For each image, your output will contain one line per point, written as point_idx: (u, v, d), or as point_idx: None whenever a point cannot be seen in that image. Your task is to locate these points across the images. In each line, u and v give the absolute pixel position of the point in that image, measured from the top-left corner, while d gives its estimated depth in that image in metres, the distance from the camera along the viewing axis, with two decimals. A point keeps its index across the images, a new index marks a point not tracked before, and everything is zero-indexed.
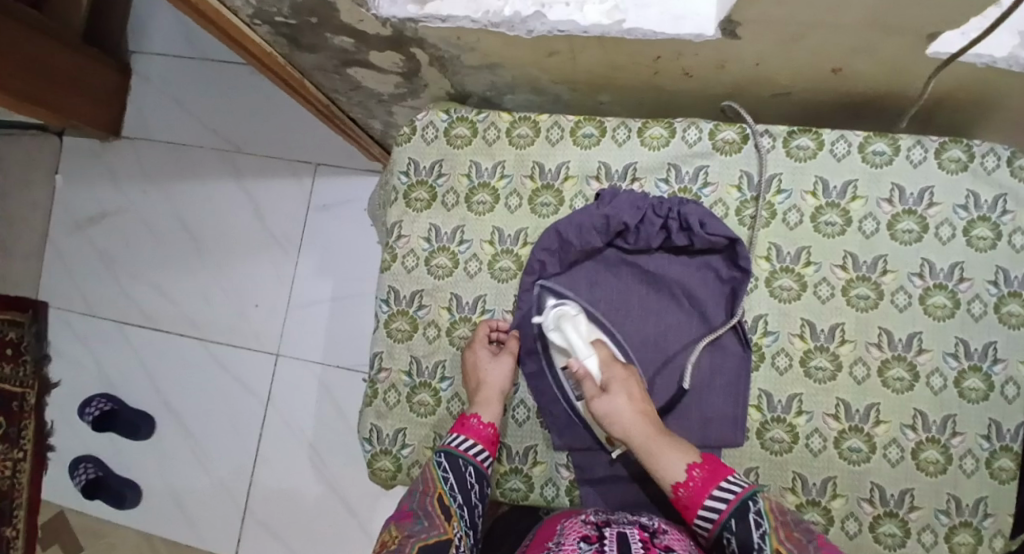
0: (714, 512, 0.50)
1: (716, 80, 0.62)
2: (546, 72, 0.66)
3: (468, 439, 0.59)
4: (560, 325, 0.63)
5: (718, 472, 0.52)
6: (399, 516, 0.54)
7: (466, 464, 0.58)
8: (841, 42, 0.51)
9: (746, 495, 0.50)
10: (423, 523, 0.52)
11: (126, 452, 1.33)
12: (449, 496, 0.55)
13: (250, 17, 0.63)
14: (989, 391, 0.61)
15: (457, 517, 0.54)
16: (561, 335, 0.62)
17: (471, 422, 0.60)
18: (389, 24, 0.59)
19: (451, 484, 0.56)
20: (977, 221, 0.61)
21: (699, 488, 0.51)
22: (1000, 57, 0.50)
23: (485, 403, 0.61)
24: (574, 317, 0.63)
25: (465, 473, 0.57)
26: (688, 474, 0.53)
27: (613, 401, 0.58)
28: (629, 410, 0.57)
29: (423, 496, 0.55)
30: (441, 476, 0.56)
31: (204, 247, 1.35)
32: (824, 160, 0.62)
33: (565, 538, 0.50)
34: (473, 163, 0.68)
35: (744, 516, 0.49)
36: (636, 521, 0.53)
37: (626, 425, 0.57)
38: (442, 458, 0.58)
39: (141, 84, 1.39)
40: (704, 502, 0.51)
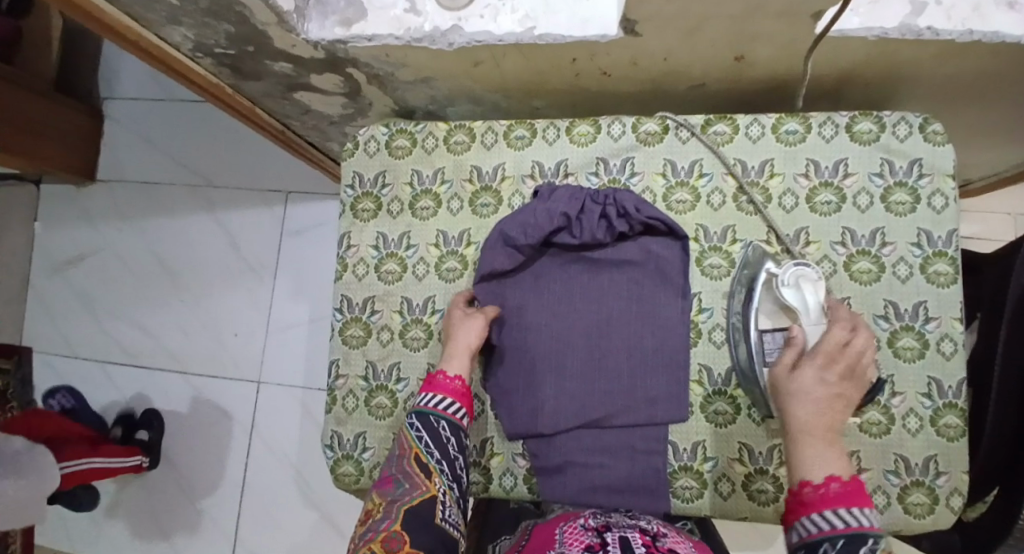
0: (827, 522, 0.44)
1: (633, 76, 0.66)
2: (478, 82, 0.70)
3: (441, 397, 0.59)
4: (797, 283, 0.58)
5: (861, 499, 0.45)
6: (380, 483, 0.54)
7: (439, 421, 0.58)
8: (736, 32, 0.55)
9: (868, 531, 0.43)
10: (404, 486, 0.53)
11: (116, 489, 1.34)
12: (426, 455, 0.55)
13: (192, 51, 0.67)
14: (924, 349, 0.63)
15: (438, 472, 0.54)
16: (796, 291, 0.58)
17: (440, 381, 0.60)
18: (320, 48, 0.63)
19: (426, 442, 0.56)
20: (894, 187, 0.64)
21: (831, 499, 0.45)
22: (893, 28, 0.54)
23: (451, 359, 0.62)
24: (814, 280, 0.59)
25: (439, 431, 0.57)
26: (826, 481, 0.47)
27: (817, 379, 0.53)
28: (818, 396, 0.52)
29: (401, 460, 0.55)
30: (415, 437, 0.56)
31: (182, 282, 1.38)
32: (740, 143, 0.66)
33: (568, 547, 0.49)
34: (415, 172, 0.71)
35: (858, 544, 0.42)
36: (637, 525, 0.53)
37: (808, 406, 0.52)
38: (414, 419, 0.58)
39: (113, 128, 1.44)
40: (825, 511, 0.45)
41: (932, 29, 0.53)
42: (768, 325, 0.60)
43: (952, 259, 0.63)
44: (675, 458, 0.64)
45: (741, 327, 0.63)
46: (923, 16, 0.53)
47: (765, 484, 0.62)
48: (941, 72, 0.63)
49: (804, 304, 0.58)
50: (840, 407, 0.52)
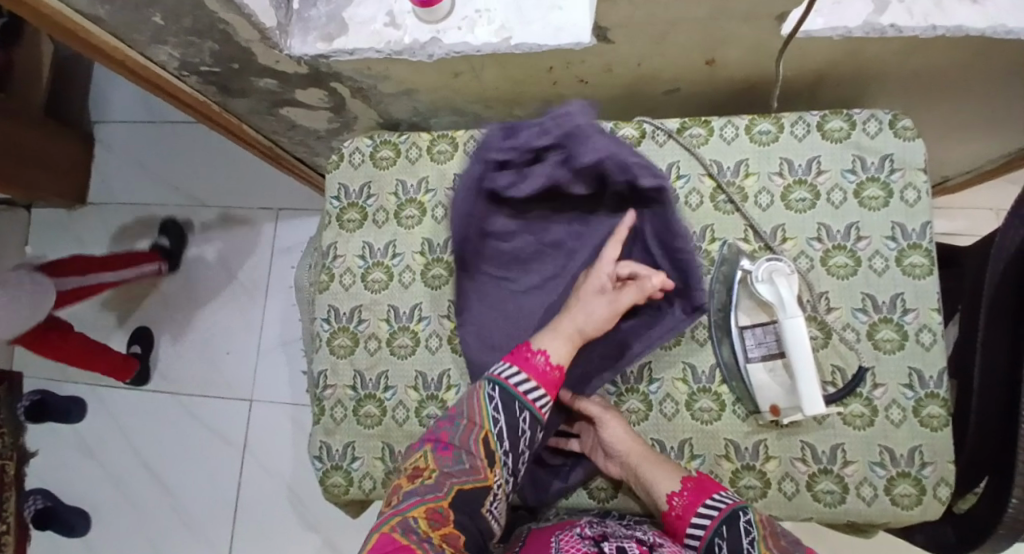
0: (706, 518, 0.51)
1: (609, 83, 0.68)
2: (459, 93, 0.72)
3: (528, 379, 0.56)
4: (770, 278, 0.60)
5: (712, 486, 0.54)
6: (438, 443, 0.53)
7: (522, 409, 0.55)
8: (704, 36, 0.57)
9: (736, 507, 0.50)
10: (462, 464, 0.52)
11: (108, 512, 1.33)
12: (495, 441, 0.53)
13: (178, 69, 0.68)
14: (904, 340, 0.64)
15: (500, 465, 0.53)
16: (770, 287, 0.60)
17: (535, 361, 0.57)
18: (304, 63, 0.64)
19: (501, 428, 0.54)
20: (866, 182, 0.66)
21: (692, 497, 0.53)
22: (856, 26, 0.56)
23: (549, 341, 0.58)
24: (788, 273, 0.60)
25: (517, 419, 0.55)
26: (682, 485, 0.55)
27: (609, 423, 0.61)
28: (624, 430, 0.60)
29: (468, 432, 0.53)
30: (491, 415, 0.54)
31: (173, 301, 1.38)
32: (715, 145, 0.68)
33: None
34: (399, 182, 0.73)
35: (733, 520, 0.49)
36: (633, 535, 0.53)
37: (627, 441, 0.60)
38: (497, 392, 0.55)
39: (104, 152, 1.45)
40: (697, 509, 0.52)
41: (895, 26, 0.55)
42: (748, 321, 0.63)
43: (926, 251, 0.65)
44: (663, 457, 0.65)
45: (723, 325, 0.65)
46: (886, 15, 0.55)
47: (751, 479, 0.64)
48: (908, 66, 0.65)
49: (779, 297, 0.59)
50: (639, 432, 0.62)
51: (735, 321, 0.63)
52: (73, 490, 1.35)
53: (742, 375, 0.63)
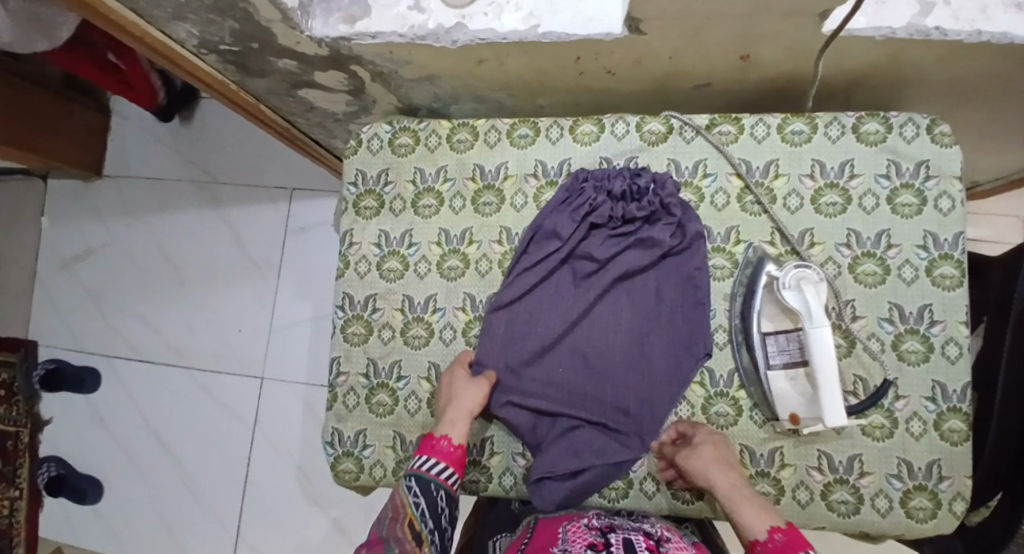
0: None
1: (637, 75, 0.66)
2: (482, 80, 0.70)
3: (437, 462, 0.58)
4: (798, 286, 0.57)
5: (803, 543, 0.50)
6: (367, 544, 0.54)
7: (437, 488, 0.57)
8: (742, 31, 0.54)
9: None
10: (395, 551, 0.53)
11: (119, 482, 1.35)
12: (420, 521, 0.56)
13: (196, 47, 0.67)
14: (929, 352, 0.62)
15: (427, 542, 0.56)
16: (797, 295, 0.57)
17: (439, 445, 0.59)
18: (324, 45, 0.63)
19: (422, 510, 0.56)
20: (900, 189, 0.64)
21: (781, 552, 0.50)
22: (899, 28, 0.53)
23: (452, 424, 0.60)
24: (817, 281, 0.57)
25: (437, 498, 0.57)
26: (770, 535, 0.51)
27: (706, 448, 0.58)
28: (718, 458, 0.57)
29: (393, 524, 0.55)
30: (411, 501, 0.56)
31: (186, 277, 1.39)
32: (745, 143, 0.66)
33: (571, 545, 0.50)
34: (417, 170, 0.71)
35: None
36: (641, 528, 0.54)
37: (720, 470, 0.57)
38: (413, 483, 0.57)
39: (120, 125, 1.45)
40: None
41: (940, 29, 0.52)
42: (771, 328, 0.61)
43: (958, 262, 0.63)
44: None
45: (744, 329, 0.63)
46: (931, 17, 0.52)
47: (765, 486, 0.63)
48: (950, 72, 0.62)
49: (806, 305, 0.56)
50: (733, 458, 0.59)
51: (757, 328, 0.61)
52: (87, 458, 1.38)
53: (760, 381, 0.62)
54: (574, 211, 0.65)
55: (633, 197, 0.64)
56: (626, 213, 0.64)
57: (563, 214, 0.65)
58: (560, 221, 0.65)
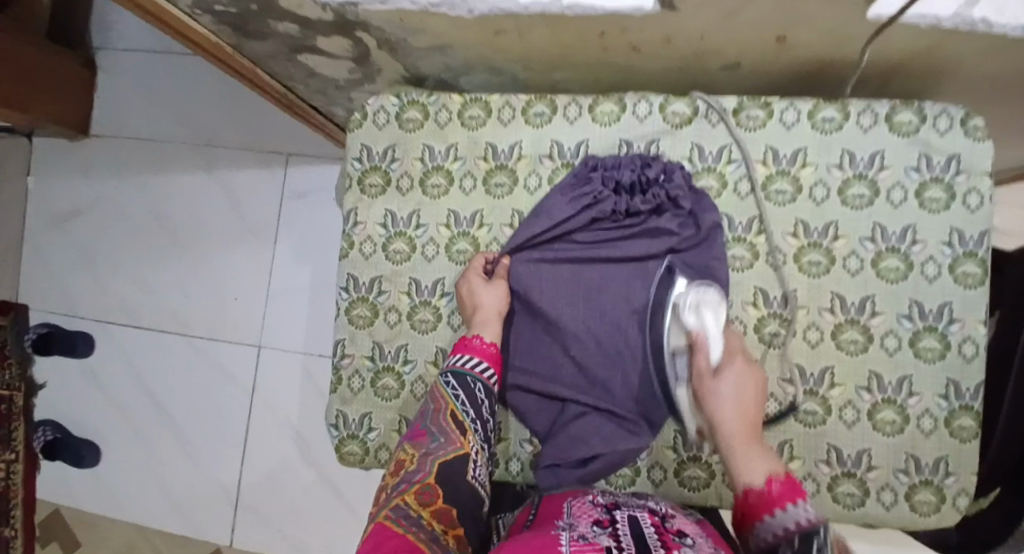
0: (783, 524, 0.45)
1: (663, 52, 0.62)
2: (497, 52, 0.66)
3: (472, 358, 0.60)
4: (698, 308, 0.59)
5: (801, 493, 0.47)
6: (413, 434, 0.56)
7: (474, 381, 0.59)
8: (783, 10, 0.50)
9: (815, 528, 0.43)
10: (438, 440, 0.54)
11: (117, 446, 1.35)
12: (461, 412, 0.56)
13: (191, 6, 0.62)
14: (945, 350, 0.61)
15: (472, 431, 0.56)
16: (696, 317, 0.59)
17: (473, 343, 0.61)
18: (329, 9, 0.58)
19: (462, 401, 0.57)
20: (929, 183, 0.61)
21: (776, 500, 0.47)
22: (946, 16, 0.49)
23: (485, 325, 0.62)
24: (716, 305, 0.59)
25: (474, 390, 0.58)
26: (767, 484, 0.48)
27: (727, 379, 0.55)
28: (736, 398, 0.55)
29: (436, 414, 0.56)
30: (451, 394, 0.58)
31: (180, 243, 1.35)
32: (773, 129, 0.63)
33: (575, 520, 0.48)
34: (427, 146, 0.68)
35: (810, 542, 0.42)
36: (646, 506, 0.52)
37: (733, 407, 0.54)
38: (449, 378, 0.59)
39: (107, 80, 1.38)
40: (776, 509, 0.46)
41: (987, 20, 0.48)
42: (678, 345, 0.61)
43: (982, 260, 0.61)
44: (686, 448, 0.63)
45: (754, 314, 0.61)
46: (980, 7, 0.48)
47: None
48: (995, 66, 0.58)
49: (704, 330, 0.58)
50: (757, 416, 0.55)
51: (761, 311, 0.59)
52: (83, 423, 1.37)
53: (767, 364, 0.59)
54: (577, 200, 0.63)
55: (640, 190, 0.63)
56: (629, 207, 0.63)
57: (563, 201, 0.63)
58: (563, 208, 0.63)
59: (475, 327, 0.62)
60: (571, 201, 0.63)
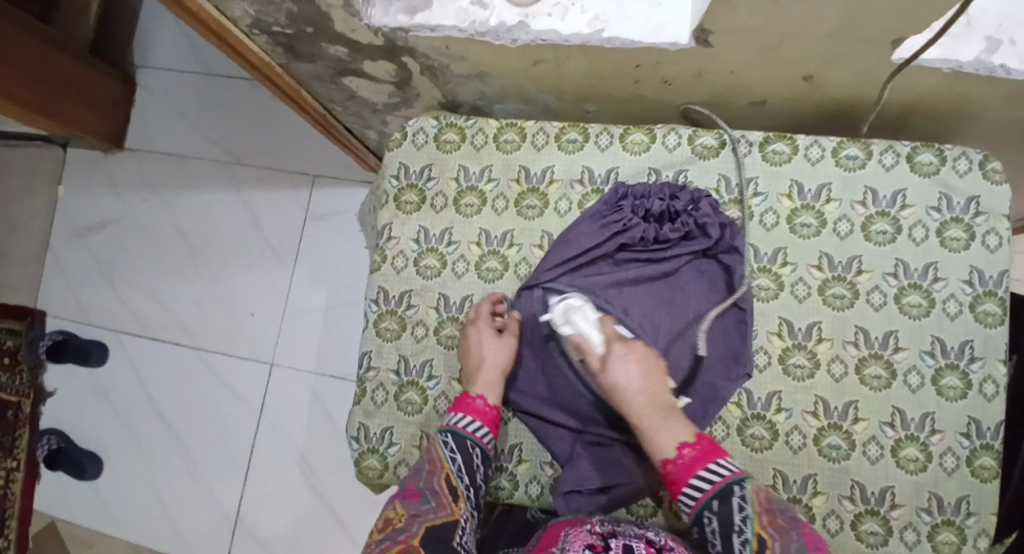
0: (706, 482, 0.50)
1: (694, 88, 0.65)
2: (534, 82, 0.69)
3: (473, 420, 0.60)
4: (569, 318, 0.63)
5: (711, 454, 0.52)
6: (404, 493, 0.55)
7: (473, 445, 0.59)
8: (813, 52, 0.53)
9: (733, 480, 0.49)
10: (429, 504, 0.53)
11: (119, 458, 1.34)
12: (456, 477, 0.56)
13: (249, 27, 0.66)
14: (967, 389, 0.62)
15: (463, 498, 0.56)
16: (570, 326, 0.62)
17: (475, 404, 0.61)
18: (381, 34, 0.61)
19: (458, 465, 0.57)
20: (950, 223, 0.63)
21: (688, 466, 0.51)
22: (966, 63, 0.52)
23: (488, 385, 0.62)
24: (581, 305, 0.63)
25: (472, 455, 0.59)
26: (679, 453, 0.52)
27: (617, 367, 0.58)
28: (635, 381, 0.57)
29: (430, 476, 0.56)
30: (449, 456, 0.57)
31: (202, 256, 1.37)
32: (799, 164, 0.65)
33: (570, 544, 0.50)
34: (462, 167, 0.71)
35: (727, 497, 0.48)
36: (643, 535, 0.52)
37: (632, 394, 0.57)
38: (449, 438, 0.59)
39: (145, 98, 1.43)
40: (692, 477, 0.51)
41: (1005, 67, 0.52)
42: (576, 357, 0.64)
43: (1000, 299, 0.62)
44: None
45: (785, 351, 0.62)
46: (997, 55, 0.52)
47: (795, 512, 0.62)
48: (1010, 112, 0.61)
49: (580, 333, 0.62)
50: (661, 385, 0.58)
51: None
52: (87, 432, 1.36)
53: None
54: (605, 225, 0.65)
55: (669, 218, 0.65)
56: (658, 234, 0.65)
57: (590, 225, 0.65)
58: (588, 231, 0.65)
59: (478, 385, 0.62)
60: (599, 226, 0.65)
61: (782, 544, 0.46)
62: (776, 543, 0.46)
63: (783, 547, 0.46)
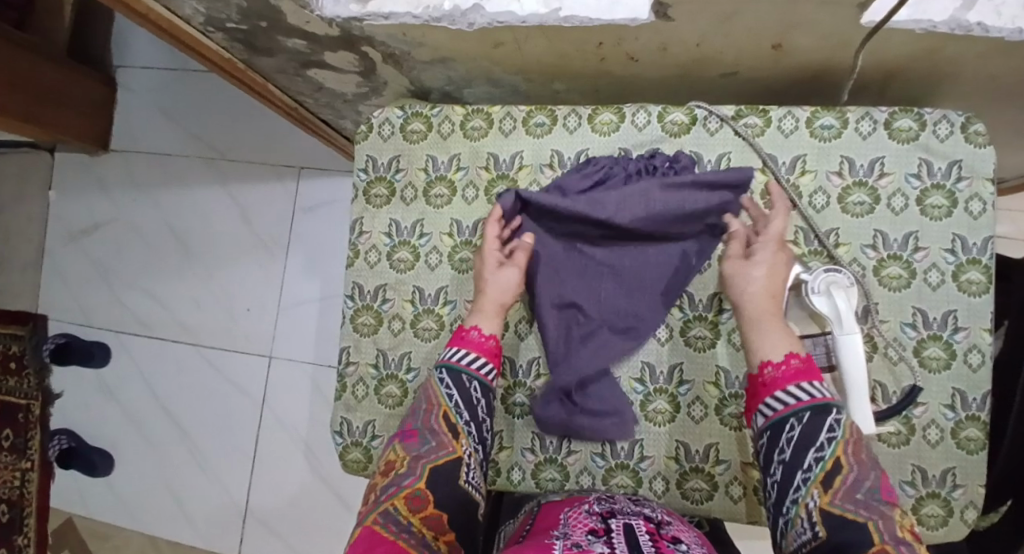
0: (798, 396, 0.49)
1: (661, 62, 0.63)
2: (498, 64, 0.67)
3: (470, 353, 0.60)
4: (829, 291, 0.56)
5: (815, 373, 0.51)
6: (404, 435, 0.56)
7: (469, 379, 0.58)
8: (777, 19, 0.51)
9: (828, 402, 0.48)
10: (429, 444, 0.54)
11: (129, 455, 1.37)
12: (455, 413, 0.56)
13: (204, 25, 0.64)
14: (951, 359, 0.60)
15: (465, 434, 0.55)
16: (828, 300, 0.56)
17: (471, 337, 0.61)
18: (335, 25, 0.59)
19: (456, 402, 0.56)
20: (930, 190, 0.61)
21: (788, 375, 0.51)
22: (940, 22, 0.49)
23: (484, 317, 0.62)
24: (847, 286, 0.56)
25: (470, 389, 0.58)
26: (785, 360, 0.52)
27: (749, 273, 0.57)
28: (765, 281, 0.57)
29: (428, 416, 0.56)
30: (445, 393, 0.57)
31: (194, 253, 1.38)
32: (772, 137, 0.63)
33: (571, 530, 0.48)
34: (430, 157, 0.70)
35: (822, 415, 0.47)
36: (641, 513, 0.52)
37: (757, 293, 0.56)
38: (445, 374, 0.58)
39: (126, 97, 1.42)
40: (788, 387, 0.50)
41: (982, 25, 0.48)
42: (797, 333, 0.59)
43: (986, 267, 0.60)
44: (688, 458, 0.63)
45: None
46: (974, 11, 0.48)
47: None
48: (991, 70, 0.58)
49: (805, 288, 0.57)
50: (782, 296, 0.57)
51: None
52: (96, 431, 1.39)
53: None
54: (588, 177, 0.64)
55: (647, 174, 0.64)
56: None
57: (573, 176, 0.65)
58: (572, 182, 0.64)
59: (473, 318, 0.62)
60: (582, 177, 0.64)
61: (856, 475, 0.45)
62: (851, 472, 0.45)
63: (856, 480, 0.45)
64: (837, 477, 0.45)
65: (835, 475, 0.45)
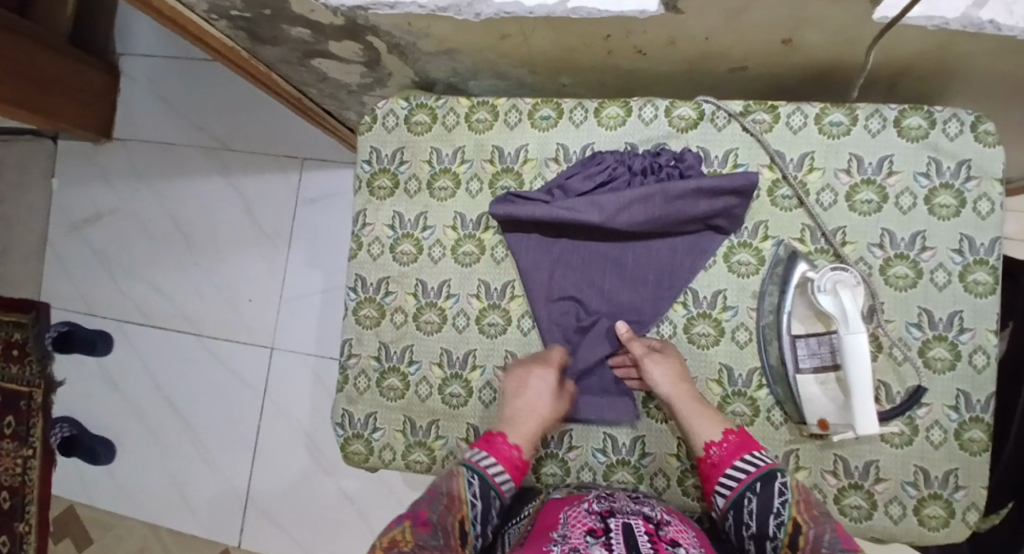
0: (744, 471, 0.53)
1: (670, 56, 0.62)
2: (504, 56, 0.66)
3: (497, 464, 0.57)
4: (835, 290, 0.55)
5: (752, 444, 0.56)
6: (414, 518, 0.49)
7: (494, 496, 0.56)
8: (788, 14, 0.50)
9: (773, 467, 0.53)
10: (440, 539, 0.48)
11: (131, 443, 1.38)
12: (470, 523, 0.53)
13: (207, 13, 0.64)
14: (956, 360, 0.60)
15: (470, 545, 0.52)
16: (834, 298, 0.55)
17: (500, 445, 0.58)
18: (339, 14, 0.59)
19: (475, 512, 0.53)
20: (939, 189, 0.60)
21: (731, 450, 0.55)
22: (952, 19, 0.48)
23: (516, 425, 0.59)
24: (853, 285, 0.55)
25: (491, 505, 0.55)
26: (724, 436, 0.56)
27: (654, 366, 0.58)
28: (671, 370, 0.59)
29: (446, 510, 0.51)
30: (469, 499, 0.53)
31: (196, 243, 1.38)
32: (781, 133, 0.63)
33: (569, 530, 0.48)
34: (434, 149, 0.69)
35: (770, 481, 0.52)
36: (640, 512, 0.51)
37: (674, 385, 0.58)
38: (474, 478, 0.55)
39: (129, 85, 1.41)
40: (734, 462, 0.54)
41: (994, 23, 0.48)
42: (801, 331, 0.59)
43: (993, 268, 0.60)
44: (688, 455, 0.63)
45: (774, 327, 0.60)
46: (987, 8, 0.47)
47: None
48: (1003, 69, 0.58)
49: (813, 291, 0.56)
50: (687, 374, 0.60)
51: (785, 330, 0.59)
52: (98, 420, 1.39)
53: (788, 384, 0.60)
54: (592, 177, 0.63)
55: (653, 172, 0.62)
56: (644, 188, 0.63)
57: (579, 177, 0.63)
58: (577, 183, 0.63)
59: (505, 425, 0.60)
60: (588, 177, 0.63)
61: (815, 530, 0.48)
62: (810, 529, 0.48)
63: (818, 535, 0.48)
64: (800, 537, 0.48)
65: (797, 534, 0.48)
